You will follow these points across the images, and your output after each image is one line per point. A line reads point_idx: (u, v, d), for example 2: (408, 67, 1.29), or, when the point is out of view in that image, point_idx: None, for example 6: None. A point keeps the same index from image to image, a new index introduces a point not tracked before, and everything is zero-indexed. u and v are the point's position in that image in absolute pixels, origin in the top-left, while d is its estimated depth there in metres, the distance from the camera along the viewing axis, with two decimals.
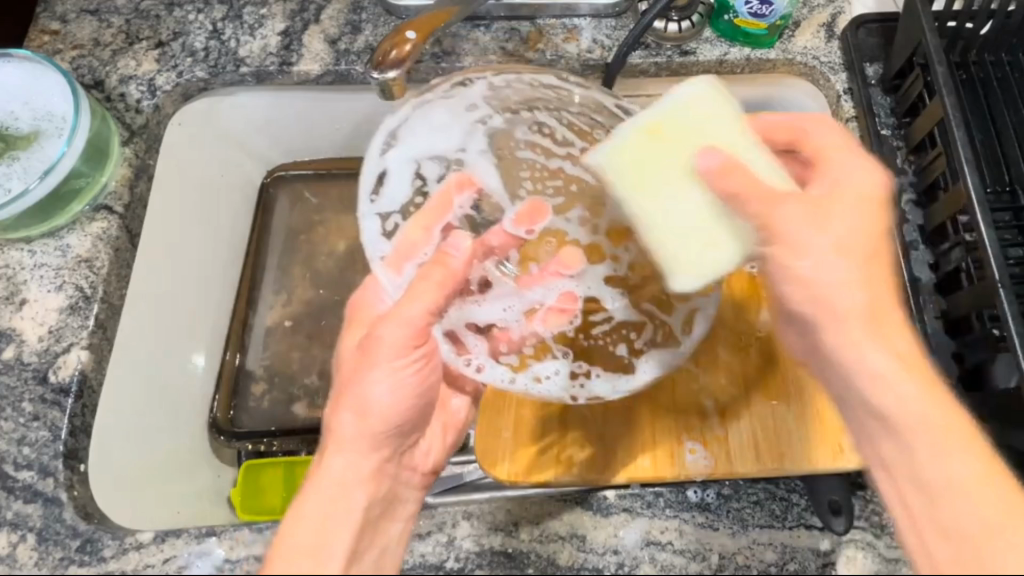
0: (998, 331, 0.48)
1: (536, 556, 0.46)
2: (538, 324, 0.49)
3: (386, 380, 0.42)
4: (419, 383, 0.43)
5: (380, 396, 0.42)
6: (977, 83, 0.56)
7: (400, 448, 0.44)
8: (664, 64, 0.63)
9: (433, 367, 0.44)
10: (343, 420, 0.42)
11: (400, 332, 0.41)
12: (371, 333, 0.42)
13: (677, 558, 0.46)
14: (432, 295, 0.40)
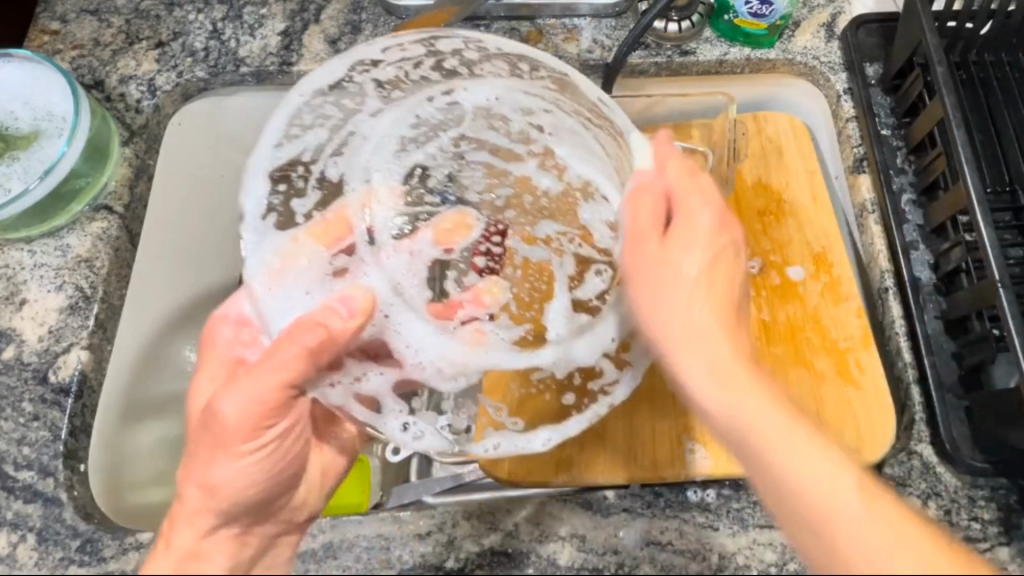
0: (998, 330, 0.49)
1: (537, 556, 0.46)
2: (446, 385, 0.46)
3: (229, 459, 0.43)
4: (269, 462, 0.44)
5: (225, 471, 0.43)
6: (977, 83, 0.56)
7: (266, 506, 0.46)
8: (664, 64, 0.63)
9: (283, 446, 0.45)
10: (189, 493, 0.43)
11: (248, 411, 0.42)
12: (210, 411, 0.43)
13: (677, 558, 0.46)
14: (287, 371, 0.41)
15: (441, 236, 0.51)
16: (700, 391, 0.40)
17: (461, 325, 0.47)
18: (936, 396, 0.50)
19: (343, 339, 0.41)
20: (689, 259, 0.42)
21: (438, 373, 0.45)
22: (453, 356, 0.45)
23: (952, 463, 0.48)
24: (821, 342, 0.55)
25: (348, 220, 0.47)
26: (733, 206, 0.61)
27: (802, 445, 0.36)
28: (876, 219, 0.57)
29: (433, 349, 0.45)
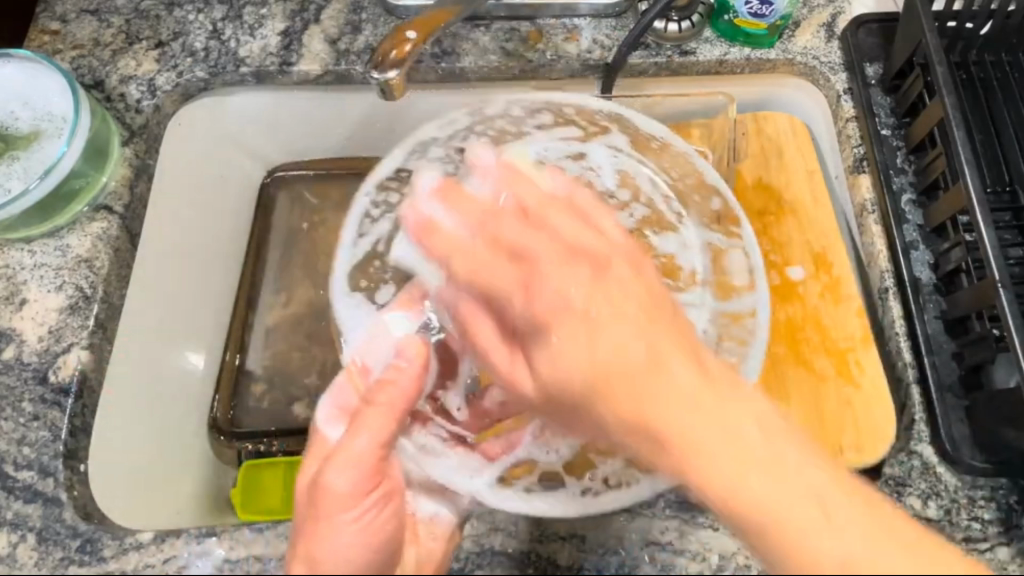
0: (998, 330, 0.49)
1: (537, 557, 0.46)
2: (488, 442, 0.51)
3: (348, 529, 0.39)
4: (373, 535, 0.40)
5: (333, 548, 0.39)
6: (977, 83, 0.56)
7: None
8: (664, 64, 0.63)
9: (381, 518, 0.40)
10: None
11: (348, 475, 0.39)
12: (317, 485, 0.40)
13: (677, 558, 0.46)
14: (387, 422, 0.41)
15: None
16: (607, 338, 0.38)
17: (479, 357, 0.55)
18: (936, 397, 0.50)
19: (409, 384, 0.42)
20: (573, 289, 0.39)
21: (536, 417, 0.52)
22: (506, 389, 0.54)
23: (953, 463, 0.48)
24: (821, 342, 0.55)
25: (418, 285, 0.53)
26: None
27: (730, 417, 0.36)
28: (877, 219, 0.57)
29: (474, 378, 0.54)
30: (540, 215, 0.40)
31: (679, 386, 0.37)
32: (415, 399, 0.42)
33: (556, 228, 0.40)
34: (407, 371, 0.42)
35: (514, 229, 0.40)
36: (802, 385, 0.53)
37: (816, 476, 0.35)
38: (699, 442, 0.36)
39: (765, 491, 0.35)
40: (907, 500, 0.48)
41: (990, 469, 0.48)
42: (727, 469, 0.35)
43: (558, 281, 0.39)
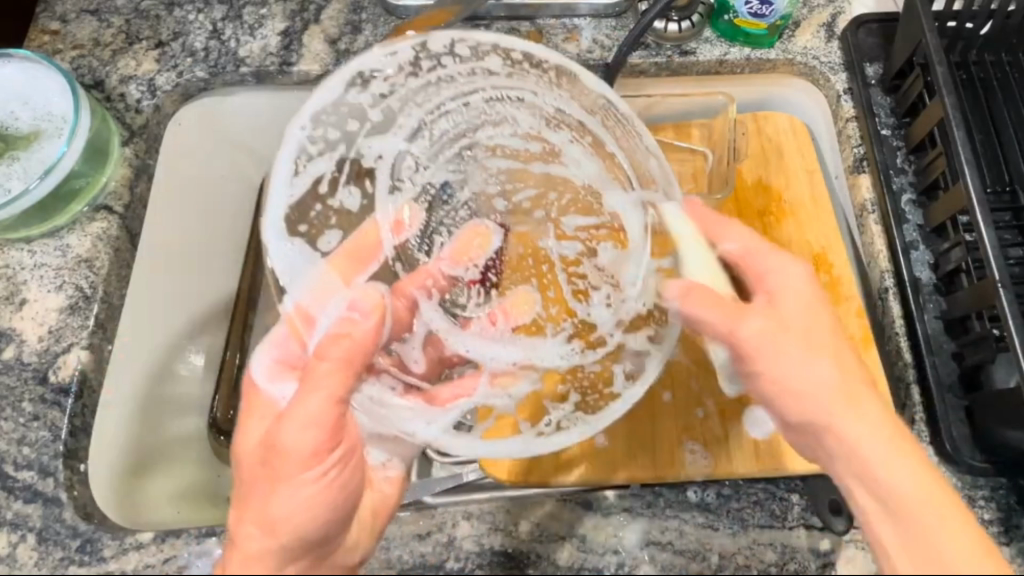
0: (998, 331, 0.49)
1: (537, 557, 0.46)
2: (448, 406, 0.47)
3: (307, 484, 0.41)
4: (331, 494, 0.41)
5: (284, 505, 0.41)
6: (977, 83, 0.56)
7: (324, 547, 0.43)
8: (664, 64, 0.63)
9: (342, 475, 0.42)
10: (250, 536, 0.41)
11: (309, 434, 0.40)
12: (272, 441, 0.41)
13: (677, 558, 0.46)
14: (338, 379, 0.41)
15: (458, 252, 0.53)
16: (805, 369, 0.43)
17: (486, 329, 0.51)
18: (936, 397, 0.50)
19: (365, 338, 0.42)
20: (800, 318, 0.44)
21: (495, 366, 0.49)
22: (519, 359, 0.49)
23: (952, 463, 0.48)
24: None
25: (379, 236, 0.48)
26: (734, 207, 0.61)
27: (870, 439, 0.41)
28: (877, 219, 0.57)
29: (470, 349, 0.50)
30: (751, 259, 0.46)
31: (879, 407, 0.43)
32: (371, 353, 0.42)
33: (744, 244, 0.46)
34: (360, 321, 0.42)
35: (771, 262, 0.46)
36: None
37: (911, 483, 0.40)
38: (888, 466, 0.40)
39: (909, 490, 0.39)
40: None
41: (989, 469, 0.48)
42: (907, 483, 0.40)
43: (796, 316, 0.44)
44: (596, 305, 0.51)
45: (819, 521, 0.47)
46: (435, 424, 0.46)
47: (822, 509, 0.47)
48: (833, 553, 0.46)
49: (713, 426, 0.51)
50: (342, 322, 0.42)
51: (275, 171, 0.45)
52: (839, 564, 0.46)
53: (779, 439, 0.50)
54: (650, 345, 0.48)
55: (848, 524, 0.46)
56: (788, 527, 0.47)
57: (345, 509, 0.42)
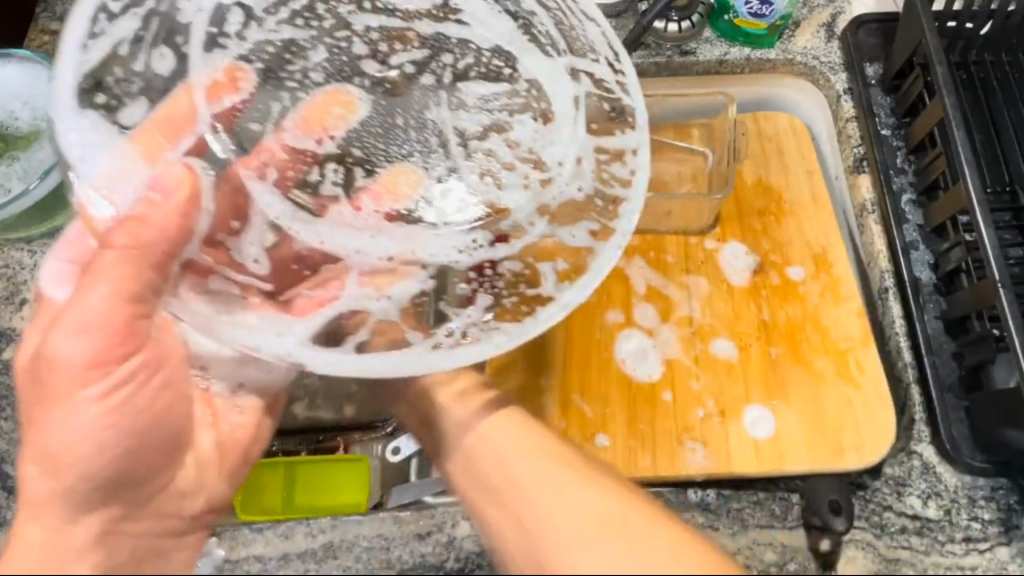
0: (998, 331, 0.49)
1: None
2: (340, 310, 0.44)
3: (90, 406, 0.43)
4: (111, 418, 0.44)
5: (59, 427, 0.43)
6: (977, 83, 0.56)
7: (133, 487, 0.46)
8: (664, 64, 0.63)
9: (127, 391, 0.45)
10: (29, 473, 0.43)
11: (85, 340, 0.42)
12: (47, 351, 0.43)
13: None
14: (122, 267, 0.41)
15: (310, 119, 0.50)
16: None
17: (373, 214, 0.48)
18: (936, 396, 0.50)
19: (165, 223, 0.41)
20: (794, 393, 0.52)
21: (362, 262, 0.46)
22: (397, 255, 0.47)
23: (952, 463, 0.48)
24: (821, 341, 0.54)
25: (191, 103, 0.46)
26: (733, 207, 0.60)
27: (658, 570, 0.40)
28: (877, 219, 0.57)
29: (341, 242, 0.47)
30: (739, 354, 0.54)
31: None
32: (176, 236, 0.41)
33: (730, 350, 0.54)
34: (151, 190, 0.42)
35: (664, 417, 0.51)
36: (802, 385, 0.52)
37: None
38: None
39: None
40: (907, 500, 0.48)
41: (988, 469, 0.48)
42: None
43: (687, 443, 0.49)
44: (510, 191, 0.49)
45: (819, 521, 0.46)
46: (287, 337, 0.42)
47: (822, 511, 0.47)
48: (834, 553, 0.46)
49: (714, 426, 0.51)
50: (163, 185, 0.42)
51: (65, 51, 0.45)
52: (839, 564, 0.46)
53: (780, 440, 0.50)
54: (593, 240, 0.47)
55: (847, 523, 0.46)
56: (788, 527, 0.47)
57: (131, 439, 0.45)
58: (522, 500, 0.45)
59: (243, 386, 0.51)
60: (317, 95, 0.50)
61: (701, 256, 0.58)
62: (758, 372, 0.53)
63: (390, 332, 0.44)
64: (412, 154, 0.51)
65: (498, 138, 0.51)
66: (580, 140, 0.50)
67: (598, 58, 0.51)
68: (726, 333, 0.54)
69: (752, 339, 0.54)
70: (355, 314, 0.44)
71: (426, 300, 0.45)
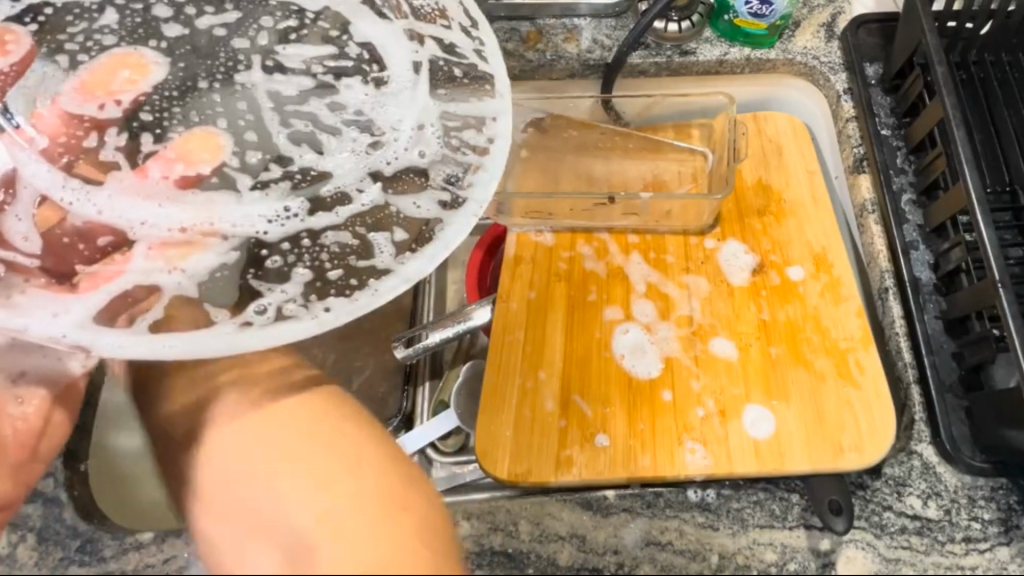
0: (998, 330, 0.49)
1: (537, 557, 0.47)
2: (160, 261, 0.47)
3: None
4: None
5: None
6: (977, 83, 0.56)
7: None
8: (664, 64, 0.63)
9: None
10: None
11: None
12: None
13: (677, 558, 0.46)
14: None
15: (90, 84, 0.51)
16: None
17: (162, 181, 0.50)
18: (935, 396, 0.50)
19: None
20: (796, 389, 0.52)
21: (150, 235, 0.48)
22: (191, 225, 0.49)
23: (952, 463, 0.48)
24: (821, 342, 0.54)
25: (104, 70, 0.52)
26: (733, 206, 0.60)
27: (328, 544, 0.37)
28: (876, 219, 0.57)
29: (123, 214, 0.48)
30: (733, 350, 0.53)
31: None
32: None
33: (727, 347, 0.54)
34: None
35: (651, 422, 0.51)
36: (801, 384, 0.52)
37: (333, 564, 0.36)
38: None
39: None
40: (907, 500, 0.48)
41: (988, 469, 0.48)
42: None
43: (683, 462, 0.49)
44: (338, 155, 0.52)
45: (819, 521, 0.47)
46: (65, 319, 0.43)
47: (822, 510, 0.47)
48: (833, 553, 0.46)
49: (714, 426, 0.50)
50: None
51: None
52: (839, 564, 0.46)
53: (780, 440, 0.50)
54: (440, 210, 0.49)
55: (847, 523, 0.46)
56: (788, 527, 0.47)
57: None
58: (239, 496, 0.41)
59: (25, 374, 0.50)
60: (107, 58, 0.52)
61: (701, 256, 0.58)
62: (759, 373, 0.53)
63: (189, 309, 0.45)
64: (247, 128, 0.53)
65: (319, 103, 0.54)
66: (423, 107, 0.53)
67: (449, 25, 0.56)
68: (726, 333, 0.54)
69: (752, 340, 0.54)
70: (148, 289, 0.46)
71: (224, 272, 0.47)
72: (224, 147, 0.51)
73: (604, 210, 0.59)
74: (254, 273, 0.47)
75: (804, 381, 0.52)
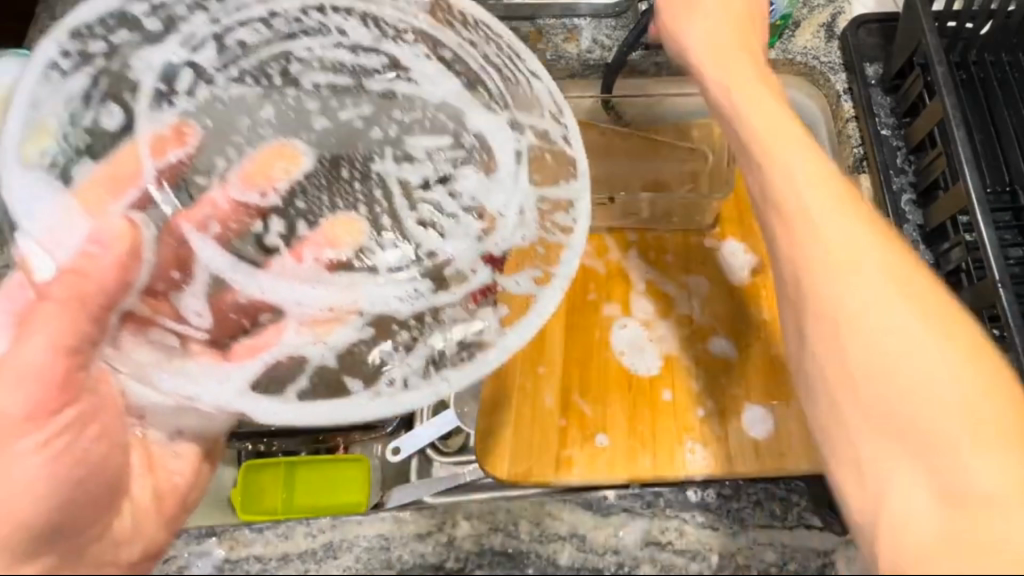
0: (998, 330, 0.49)
1: (537, 557, 0.43)
2: (302, 334, 0.43)
3: (31, 453, 0.39)
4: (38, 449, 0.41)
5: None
6: (977, 83, 0.56)
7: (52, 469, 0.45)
8: (665, 64, 0.63)
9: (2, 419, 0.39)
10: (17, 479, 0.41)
11: (22, 391, 0.38)
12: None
13: (677, 558, 0.42)
14: (52, 313, 0.37)
15: (153, 147, 0.44)
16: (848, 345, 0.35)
17: (317, 265, 0.45)
18: None
19: (104, 277, 0.37)
20: None
21: (304, 312, 0.44)
22: (336, 304, 0.44)
23: None
24: None
25: (136, 160, 0.43)
26: (733, 206, 0.60)
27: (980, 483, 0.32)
28: None
29: (284, 296, 0.44)
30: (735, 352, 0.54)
31: None
32: (91, 292, 0.38)
33: (728, 347, 0.54)
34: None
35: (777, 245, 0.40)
36: None
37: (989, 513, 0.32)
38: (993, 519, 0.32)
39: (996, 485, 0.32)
40: None
41: None
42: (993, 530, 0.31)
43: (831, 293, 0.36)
44: (456, 229, 0.47)
45: (819, 520, 0.45)
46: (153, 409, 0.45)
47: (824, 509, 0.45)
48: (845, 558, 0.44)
49: (714, 427, 0.51)
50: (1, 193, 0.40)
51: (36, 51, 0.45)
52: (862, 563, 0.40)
53: (779, 440, 0.50)
54: (528, 243, 0.47)
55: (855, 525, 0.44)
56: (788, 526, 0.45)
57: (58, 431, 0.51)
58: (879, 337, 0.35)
59: (183, 432, 0.47)
60: (164, 127, 0.45)
61: (700, 256, 0.58)
62: (759, 373, 0.53)
63: (329, 376, 0.43)
64: (315, 153, 0.48)
65: (380, 129, 0.49)
66: (524, 191, 0.48)
67: (471, 34, 0.51)
68: (728, 333, 0.55)
69: (753, 340, 0.54)
70: (296, 361, 0.42)
71: (362, 347, 0.43)
72: (306, 170, 0.47)
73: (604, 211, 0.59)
74: (398, 326, 0.45)
75: None
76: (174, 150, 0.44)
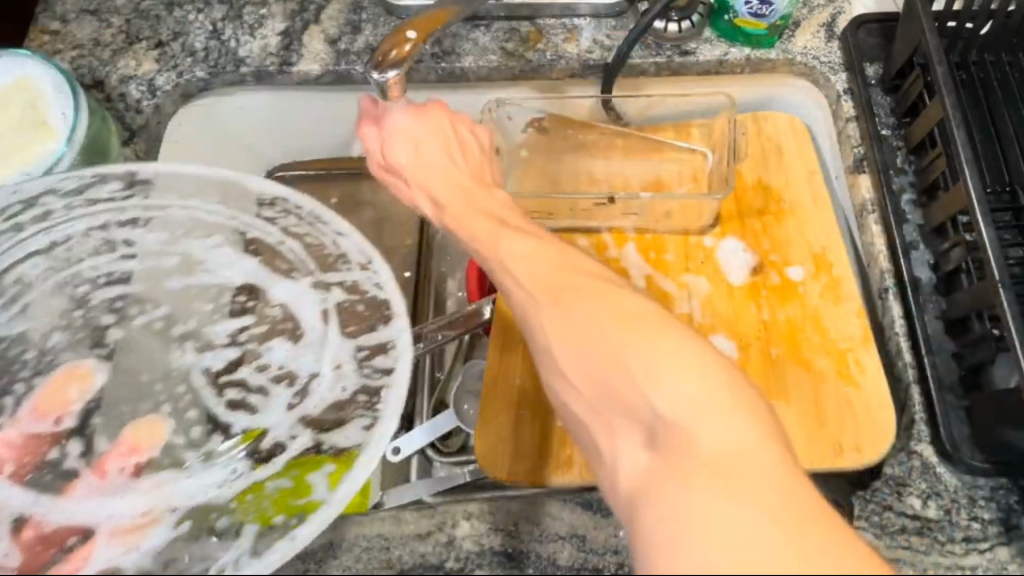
0: (998, 331, 0.49)
1: (536, 557, 0.47)
2: (98, 546, 0.44)
3: None
4: None
5: None
6: (977, 83, 0.56)
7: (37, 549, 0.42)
8: (664, 64, 0.63)
9: None
10: None
11: None
12: None
13: None
14: None
15: (53, 397, 0.53)
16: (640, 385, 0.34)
17: (120, 474, 0.49)
18: (935, 396, 0.50)
19: None
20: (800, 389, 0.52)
21: (114, 525, 0.45)
22: (142, 511, 0.46)
23: (952, 463, 0.48)
24: (821, 342, 0.54)
25: (59, 395, 0.53)
26: (733, 207, 0.60)
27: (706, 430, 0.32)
28: (876, 219, 0.57)
29: (87, 512, 0.46)
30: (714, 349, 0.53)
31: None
32: None
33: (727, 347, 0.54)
34: None
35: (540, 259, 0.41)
36: (802, 384, 0.52)
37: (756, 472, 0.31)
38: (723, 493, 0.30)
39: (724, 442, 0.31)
40: (907, 501, 0.48)
41: (989, 469, 0.48)
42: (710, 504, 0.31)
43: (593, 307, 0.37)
44: (272, 412, 0.52)
45: None
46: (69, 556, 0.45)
47: None
48: None
49: None
50: None
51: None
52: None
53: None
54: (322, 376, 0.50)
55: None
56: None
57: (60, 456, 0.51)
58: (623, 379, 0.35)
59: None
60: (57, 372, 0.54)
61: (701, 256, 0.58)
62: (759, 374, 0.53)
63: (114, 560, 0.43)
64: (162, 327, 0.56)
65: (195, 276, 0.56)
66: (339, 346, 0.52)
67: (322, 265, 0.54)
68: (728, 333, 0.54)
69: (753, 340, 0.54)
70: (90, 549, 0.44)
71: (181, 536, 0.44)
72: (98, 384, 0.53)
73: (604, 210, 0.60)
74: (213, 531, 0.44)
75: (804, 379, 0.52)
76: (76, 389, 0.53)
